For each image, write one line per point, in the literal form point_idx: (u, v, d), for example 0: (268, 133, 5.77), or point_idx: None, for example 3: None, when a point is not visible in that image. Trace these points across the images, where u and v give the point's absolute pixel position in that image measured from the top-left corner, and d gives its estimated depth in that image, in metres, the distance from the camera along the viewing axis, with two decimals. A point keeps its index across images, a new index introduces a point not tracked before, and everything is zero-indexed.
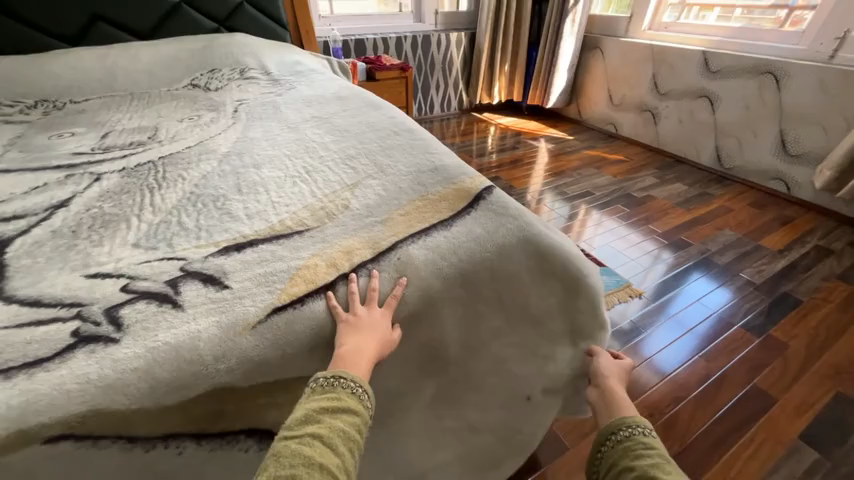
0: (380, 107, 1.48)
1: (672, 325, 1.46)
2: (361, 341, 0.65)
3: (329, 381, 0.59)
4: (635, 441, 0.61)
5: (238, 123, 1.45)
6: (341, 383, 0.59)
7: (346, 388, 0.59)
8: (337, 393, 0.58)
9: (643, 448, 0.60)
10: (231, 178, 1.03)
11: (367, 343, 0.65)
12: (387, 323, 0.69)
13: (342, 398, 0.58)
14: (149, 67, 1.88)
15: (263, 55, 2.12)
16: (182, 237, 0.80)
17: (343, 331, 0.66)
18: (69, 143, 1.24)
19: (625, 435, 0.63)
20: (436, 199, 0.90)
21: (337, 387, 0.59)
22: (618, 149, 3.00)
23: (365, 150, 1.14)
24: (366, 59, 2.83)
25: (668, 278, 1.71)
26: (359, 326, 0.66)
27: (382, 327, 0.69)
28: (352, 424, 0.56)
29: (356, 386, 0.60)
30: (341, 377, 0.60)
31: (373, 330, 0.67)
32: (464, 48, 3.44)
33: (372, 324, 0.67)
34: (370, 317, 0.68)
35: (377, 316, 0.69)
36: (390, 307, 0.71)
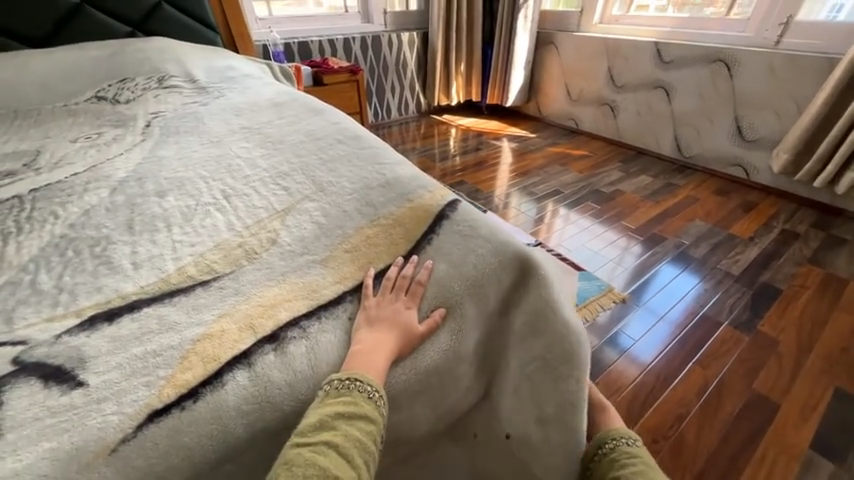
0: (322, 112, 1.28)
1: (658, 322, 1.39)
2: (377, 335, 0.57)
3: (345, 383, 0.51)
4: (622, 452, 0.62)
5: (148, 140, 1.20)
6: (358, 386, 0.51)
7: (362, 392, 0.50)
8: (353, 398, 0.50)
9: (626, 456, 0.62)
10: (123, 212, 0.80)
11: (387, 337, 0.57)
12: (414, 314, 0.62)
13: (359, 403, 0.50)
14: (40, 79, 1.56)
15: (187, 61, 1.86)
16: (30, 306, 0.57)
17: (361, 324, 0.59)
18: None
19: (611, 447, 0.64)
20: (389, 224, 0.73)
21: (354, 391, 0.50)
22: (581, 144, 2.95)
23: (301, 165, 0.94)
24: (312, 62, 2.61)
25: (647, 276, 1.62)
26: (379, 319, 0.59)
27: (411, 317, 0.61)
28: (369, 433, 0.49)
29: (375, 391, 0.52)
30: (359, 380, 0.51)
31: (397, 321, 0.59)
32: (417, 49, 3.29)
33: (393, 314, 0.60)
34: (394, 306, 0.61)
35: (404, 305, 0.62)
36: (415, 294, 0.64)
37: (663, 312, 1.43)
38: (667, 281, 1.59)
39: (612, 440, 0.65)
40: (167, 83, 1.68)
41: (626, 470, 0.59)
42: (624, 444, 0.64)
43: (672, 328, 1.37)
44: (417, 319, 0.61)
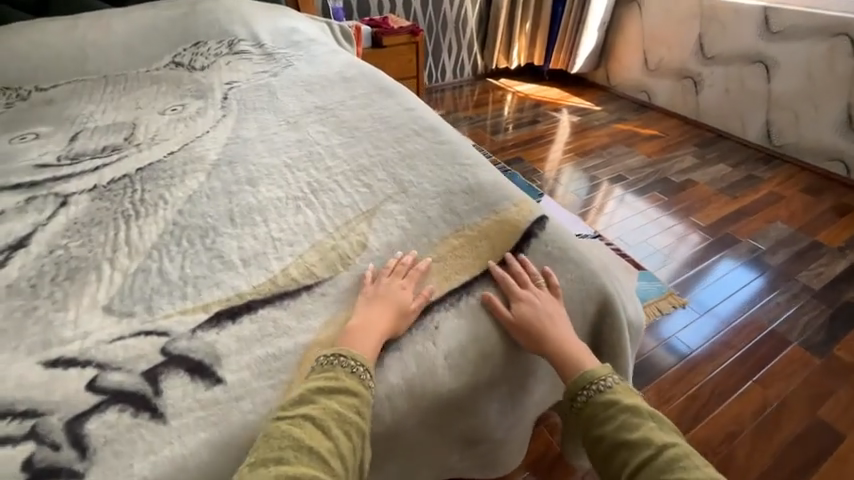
0: (393, 93, 1.25)
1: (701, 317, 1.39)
2: (370, 312, 0.60)
3: (330, 359, 0.53)
4: (599, 405, 0.54)
5: (229, 116, 1.24)
6: (341, 361, 0.53)
7: (345, 366, 0.52)
8: (336, 372, 0.52)
9: (605, 407, 0.54)
10: (222, 201, 0.86)
11: (379, 314, 0.59)
12: (407, 292, 0.63)
13: (341, 378, 0.51)
14: (123, 41, 1.62)
15: (254, 23, 1.85)
16: (163, 297, 0.65)
17: (362, 302, 0.62)
18: (32, 150, 1.05)
19: (584, 400, 0.55)
20: (475, 236, 0.74)
21: (336, 366, 0.52)
22: (652, 122, 2.70)
23: (381, 159, 0.95)
24: (372, 20, 2.48)
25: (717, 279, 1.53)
26: (376, 297, 0.62)
27: (404, 294, 0.63)
28: (352, 404, 0.50)
29: (358, 365, 0.53)
30: (343, 355, 0.53)
31: (389, 299, 0.61)
32: (481, 3, 3.04)
33: (389, 294, 0.62)
34: (390, 286, 0.63)
35: (399, 285, 0.64)
36: (412, 278, 0.66)
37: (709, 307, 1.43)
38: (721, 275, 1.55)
39: (581, 391, 0.56)
40: (237, 48, 1.69)
41: (607, 426, 0.53)
42: (599, 394, 0.55)
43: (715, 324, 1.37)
44: (409, 296, 0.63)
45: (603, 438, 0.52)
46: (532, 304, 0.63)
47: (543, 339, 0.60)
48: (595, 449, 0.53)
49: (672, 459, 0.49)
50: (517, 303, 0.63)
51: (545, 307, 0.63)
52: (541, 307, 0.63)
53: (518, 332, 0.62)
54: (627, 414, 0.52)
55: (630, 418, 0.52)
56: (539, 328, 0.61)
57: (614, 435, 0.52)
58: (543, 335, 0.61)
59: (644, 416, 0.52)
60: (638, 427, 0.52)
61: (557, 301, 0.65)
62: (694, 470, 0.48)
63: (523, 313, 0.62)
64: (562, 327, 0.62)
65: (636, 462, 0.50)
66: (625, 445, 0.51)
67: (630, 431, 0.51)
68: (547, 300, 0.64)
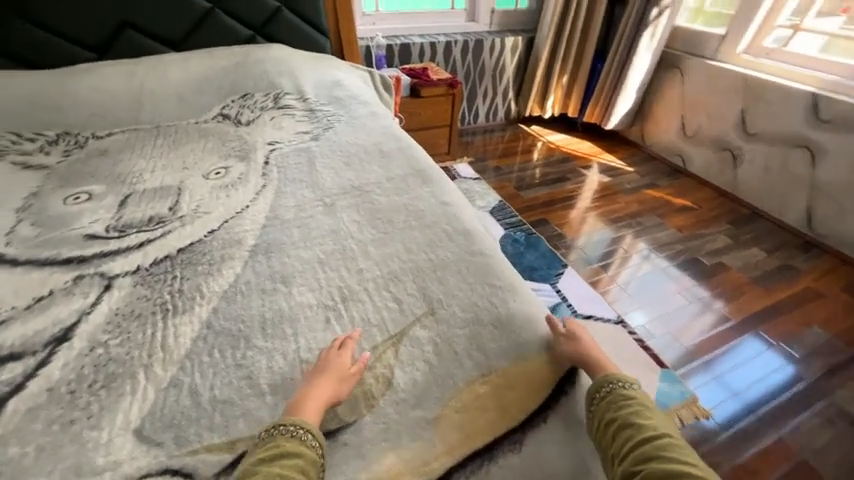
0: (430, 180, 1.27)
1: (730, 399, 1.51)
2: (314, 384, 0.71)
3: (272, 431, 0.65)
4: (619, 394, 0.70)
5: (269, 187, 1.27)
6: (280, 431, 0.64)
7: (285, 433, 0.64)
8: (275, 441, 0.63)
9: (623, 398, 0.70)
10: (256, 301, 0.88)
11: (322, 385, 0.70)
12: (344, 361, 0.75)
13: (281, 443, 0.62)
14: (178, 88, 1.70)
15: (301, 76, 1.92)
16: (192, 426, 0.68)
17: (310, 375, 0.73)
18: (84, 214, 1.10)
19: (607, 390, 0.71)
20: (502, 385, 0.75)
21: (277, 435, 0.64)
22: (684, 191, 2.65)
23: (413, 267, 0.96)
24: (412, 70, 2.54)
25: (758, 381, 1.57)
26: (318, 370, 0.73)
27: (338, 360, 0.75)
28: (291, 466, 0.60)
29: (297, 430, 0.64)
30: (283, 424, 0.65)
31: (328, 368, 0.73)
32: (520, 54, 3.09)
33: (328, 367, 0.73)
34: (328, 358, 0.75)
35: (336, 355, 0.76)
36: (347, 347, 0.78)
37: (738, 389, 1.55)
38: (752, 356, 1.67)
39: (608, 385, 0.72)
40: (282, 102, 1.76)
41: (622, 411, 0.68)
42: (620, 387, 0.71)
43: (741, 408, 1.49)
44: (347, 362, 0.75)
45: (618, 419, 0.67)
46: (577, 331, 0.83)
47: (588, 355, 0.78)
48: (611, 429, 0.67)
49: (669, 442, 0.64)
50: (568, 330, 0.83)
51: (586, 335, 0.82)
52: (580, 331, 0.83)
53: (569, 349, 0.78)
54: (639, 406, 0.69)
55: (642, 410, 0.69)
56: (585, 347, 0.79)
57: (627, 417, 0.67)
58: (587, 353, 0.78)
59: (646, 408, 0.70)
60: (646, 417, 0.68)
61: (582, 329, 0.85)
62: (685, 451, 0.63)
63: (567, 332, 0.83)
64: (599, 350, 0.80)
65: (641, 437, 0.65)
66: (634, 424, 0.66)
67: (639, 417, 0.68)
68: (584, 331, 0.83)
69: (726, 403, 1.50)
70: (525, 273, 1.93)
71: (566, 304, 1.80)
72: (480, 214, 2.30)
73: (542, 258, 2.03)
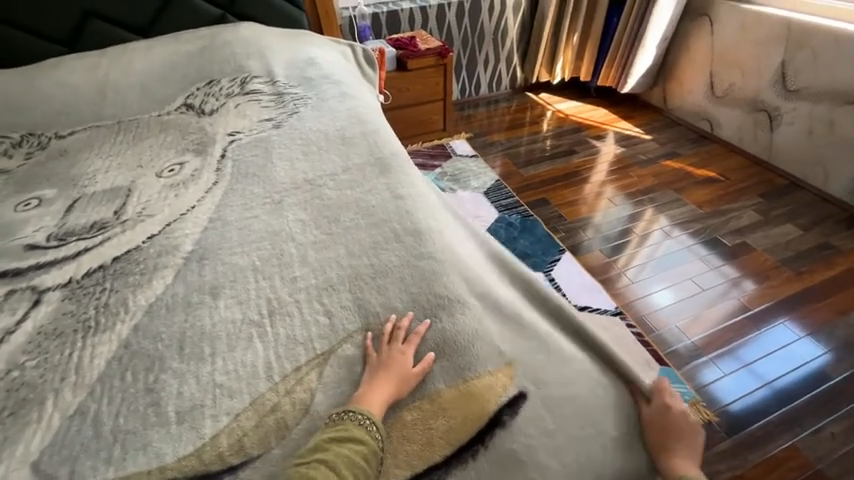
0: (389, 170, 1.15)
1: (759, 389, 1.39)
2: (377, 380, 0.67)
3: (343, 414, 0.64)
4: None
5: (220, 183, 1.20)
6: (351, 415, 0.63)
7: (354, 419, 0.62)
8: (346, 425, 0.62)
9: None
10: (178, 317, 0.82)
11: (389, 380, 0.67)
12: (408, 360, 0.69)
13: (351, 428, 0.62)
14: (142, 80, 1.64)
15: (270, 56, 1.79)
16: (89, 459, 0.63)
17: (381, 367, 0.68)
18: (30, 222, 1.09)
19: None
20: (431, 414, 0.65)
21: (346, 420, 0.63)
22: (709, 160, 2.36)
23: (352, 276, 0.86)
24: (398, 40, 2.33)
25: (790, 372, 1.44)
26: (384, 365, 0.68)
27: (406, 358, 0.69)
28: (357, 453, 0.59)
29: (365, 419, 0.62)
30: (351, 410, 0.63)
31: (390, 367, 0.68)
32: (524, 13, 2.78)
33: (396, 364, 0.68)
34: (393, 354, 0.69)
35: (399, 352, 0.70)
36: (412, 343, 0.72)
37: (771, 379, 1.42)
38: (785, 343, 1.52)
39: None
40: (249, 87, 1.65)
41: None
42: None
43: (773, 398, 1.38)
44: (408, 362, 0.69)
45: None
46: (670, 415, 0.68)
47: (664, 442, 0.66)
48: None
49: None
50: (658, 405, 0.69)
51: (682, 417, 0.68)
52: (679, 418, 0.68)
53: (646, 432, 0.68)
54: None
55: None
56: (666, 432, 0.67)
57: None
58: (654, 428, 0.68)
59: None
60: None
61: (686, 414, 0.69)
62: None
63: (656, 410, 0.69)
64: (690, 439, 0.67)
65: None
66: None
67: None
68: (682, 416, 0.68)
69: (754, 392, 1.39)
70: (517, 261, 1.79)
71: (559, 294, 1.66)
72: (473, 195, 2.15)
73: (538, 243, 1.87)
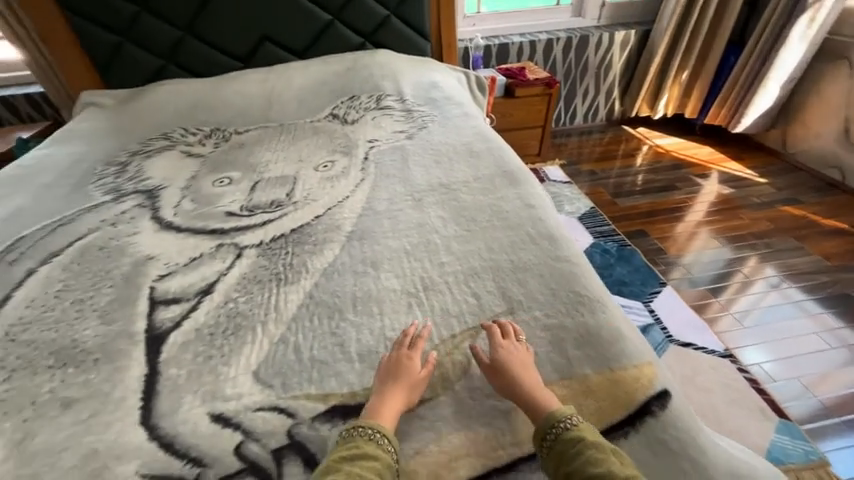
0: (517, 181, 1.27)
1: None
2: (387, 390, 0.72)
3: (352, 431, 0.66)
4: (566, 442, 0.63)
5: (366, 180, 1.41)
6: (361, 432, 0.66)
7: (364, 435, 0.65)
8: (355, 442, 0.64)
9: (570, 443, 0.63)
10: (349, 281, 0.99)
11: (393, 393, 0.71)
12: (416, 366, 0.75)
13: (361, 445, 0.64)
14: (299, 92, 1.98)
15: (401, 78, 2.06)
16: (294, 376, 0.79)
17: (385, 374, 0.74)
18: (225, 195, 1.39)
19: (556, 435, 0.64)
20: (581, 394, 0.72)
21: (355, 436, 0.65)
22: (838, 211, 2.15)
23: (493, 267, 0.97)
24: (508, 69, 2.51)
25: None
26: (392, 377, 0.73)
27: (410, 361, 0.75)
28: (370, 468, 0.61)
29: (374, 434, 0.65)
30: (361, 426, 0.66)
31: (401, 374, 0.73)
32: (631, 49, 2.83)
33: (394, 369, 0.74)
34: (400, 359, 0.76)
35: (407, 357, 0.76)
36: (414, 348, 0.78)
37: None
38: None
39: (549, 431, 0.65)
40: (383, 103, 1.91)
41: (576, 462, 0.62)
42: (564, 430, 0.64)
43: None
44: (415, 367, 0.75)
45: (573, 473, 0.61)
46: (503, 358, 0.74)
47: (518, 385, 0.71)
48: None
49: None
50: (494, 349, 0.75)
51: (519, 351, 0.75)
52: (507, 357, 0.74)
53: (493, 384, 0.73)
54: (591, 451, 0.62)
55: (593, 456, 0.62)
56: (512, 372, 0.72)
57: (582, 470, 0.61)
58: (501, 373, 0.73)
59: (598, 446, 0.63)
60: (601, 462, 0.61)
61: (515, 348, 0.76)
62: None
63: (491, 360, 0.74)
64: (526, 366, 0.74)
65: None
66: (592, 477, 0.60)
67: (594, 467, 0.61)
68: (522, 352, 0.75)
69: None
70: (613, 287, 1.79)
71: (660, 326, 1.61)
72: (566, 219, 2.19)
73: (636, 273, 1.85)
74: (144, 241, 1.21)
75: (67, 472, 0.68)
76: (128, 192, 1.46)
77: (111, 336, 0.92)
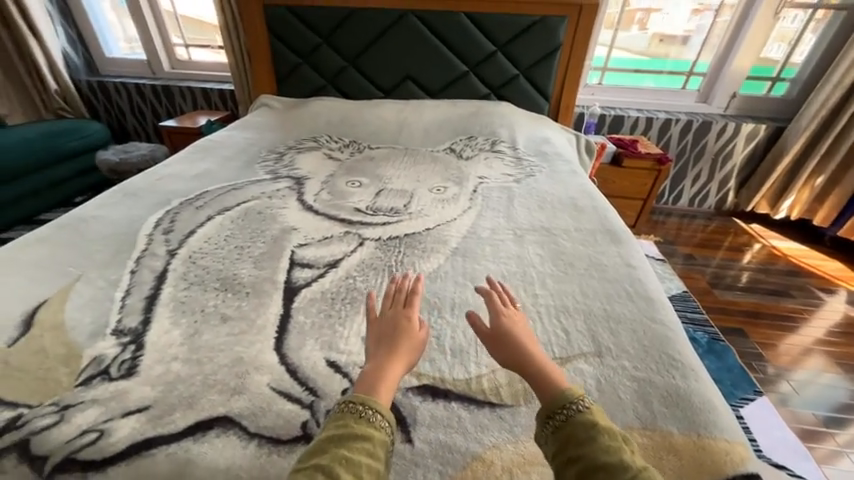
0: (619, 241, 1.32)
1: None
2: (389, 361, 0.74)
3: (343, 409, 0.67)
4: (577, 422, 0.66)
5: (473, 209, 1.57)
6: (351, 409, 0.66)
7: (353, 413, 0.65)
8: (345, 421, 0.64)
9: (581, 423, 0.66)
10: (449, 287, 1.12)
11: (395, 366, 0.74)
12: (411, 331, 0.79)
13: (350, 424, 0.64)
14: (426, 125, 2.28)
15: (517, 129, 2.25)
16: None
17: (377, 339, 0.78)
18: (355, 195, 1.65)
19: (567, 414, 0.67)
20: (662, 450, 0.73)
21: (346, 414, 0.65)
22: None
23: (586, 310, 1.03)
24: (620, 140, 2.59)
25: None
26: (386, 340, 0.77)
27: (407, 317, 0.81)
28: (359, 449, 0.61)
29: (364, 411, 0.65)
30: (352, 403, 0.66)
31: (395, 341, 0.77)
32: (759, 142, 2.70)
33: (387, 331, 0.78)
34: (391, 323, 0.80)
35: (403, 319, 0.80)
36: (400, 306, 0.83)
37: None
38: None
39: (560, 407, 0.68)
40: (497, 147, 2.11)
41: (587, 449, 0.63)
42: (576, 413, 0.67)
43: None
44: (411, 330, 0.79)
45: (580, 456, 0.63)
46: (507, 326, 0.81)
47: (521, 355, 0.77)
48: (571, 460, 0.63)
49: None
50: (497, 318, 0.82)
51: (517, 322, 0.83)
52: (508, 325, 0.81)
53: (495, 350, 0.79)
54: (603, 437, 0.65)
55: (605, 442, 0.64)
56: (515, 340, 0.79)
57: (594, 457, 0.62)
58: (503, 341, 0.79)
59: (609, 432, 0.66)
60: (613, 450, 0.63)
61: (515, 320, 0.83)
62: None
63: (496, 326, 0.81)
64: (524, 334, 0.81)
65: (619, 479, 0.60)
66: (602, 462, 0.62)
67: (607, 453, 0.63)
68: (517, 323, 0.83)
69: None
70: None
71: (748, 436, 1.44)
72: None
73: (726, 371, 1.69)
74: (290, 215, 1.49)
75: (221, 367, 0.89)
76: (282, 176, 1.82)
77: (260, 279, 1.16)
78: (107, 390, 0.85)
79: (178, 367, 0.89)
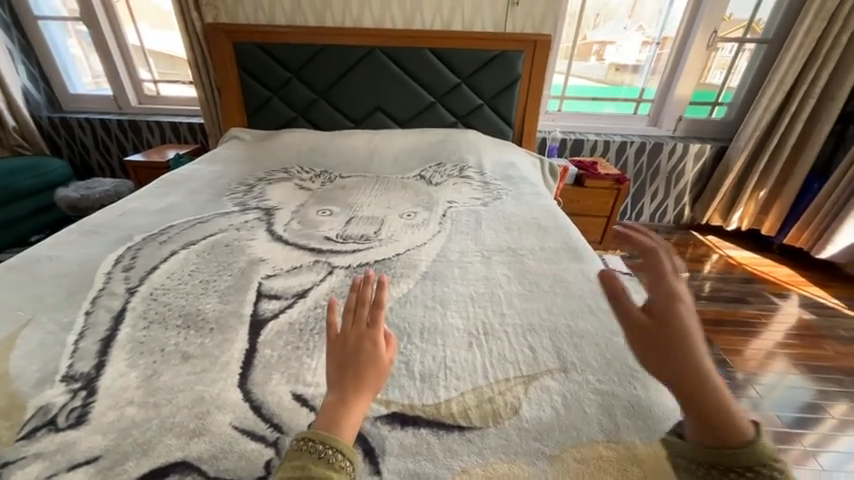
0: (581, 258, 1.38)
1: None
2: (356, 396, 0.70)
3: (301, 446, 0.62)
4: None
5: (442, 233, 1.60)
6: (310, 447, 0.62)
7: (313, 453, 0.61)
8: (302, 461, 0.60)
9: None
10: (419, 312, 1.13)
11: (362, 399, 0.70)
12: (377, 356, 0.74)
13: (308, 465, 0.60)
14: (396, 153, 2.35)
15: (483, 155, 2.35)
16: None
17: (342, 367, 0.73)
18: (325, 224, 1.66)
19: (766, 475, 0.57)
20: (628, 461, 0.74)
21: (304, 453, 0.61)
22: None
23: (551, 327, 1.06)
24: (581, 162, 2.73)
25: None
26: (352, 369, 0.72)
27: (370, 336, 0.76)
28: None
29: (325, 450, 0.61)
30: (311, 441, 0.62)
31: (361, 368, 0.72)
32: (705, 161, 2.92)
33: (350, 357, 0.74)
34: (354, 346, 0.74)
35: (368, 342, 0.75)
36: (364, 325, 0.77)
37: None
38: None
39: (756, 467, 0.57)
40: (465, 173, 2.18)
41: None
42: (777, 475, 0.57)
43: None
44: (377, 355, 0.74)
45: None
46: (690, 346, 0.65)
47: (700, 381, 0.63)
48: None
49: None
50: (669, 329, 0.67)
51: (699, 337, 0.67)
52: (691, 345, 0.65)
53: (660, 362, 0.65)
54: None
55: None
56: (694, 363, 0.64)
57: None
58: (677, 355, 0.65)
59: None
60: None
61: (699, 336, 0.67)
62: None
63: (671, 341, 0.66)
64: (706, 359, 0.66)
65: None
66: None
67: None
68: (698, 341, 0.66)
69: None
70: None
71: None
72: None
73: None
74: (258, 247, 1.48)
75: (180, 408, 0.85)
76: (251, 207, 1.81)
77: (225, 313, 1.14)
78: (53, 442, 0.79)
79: (133, 412, 0.85)
